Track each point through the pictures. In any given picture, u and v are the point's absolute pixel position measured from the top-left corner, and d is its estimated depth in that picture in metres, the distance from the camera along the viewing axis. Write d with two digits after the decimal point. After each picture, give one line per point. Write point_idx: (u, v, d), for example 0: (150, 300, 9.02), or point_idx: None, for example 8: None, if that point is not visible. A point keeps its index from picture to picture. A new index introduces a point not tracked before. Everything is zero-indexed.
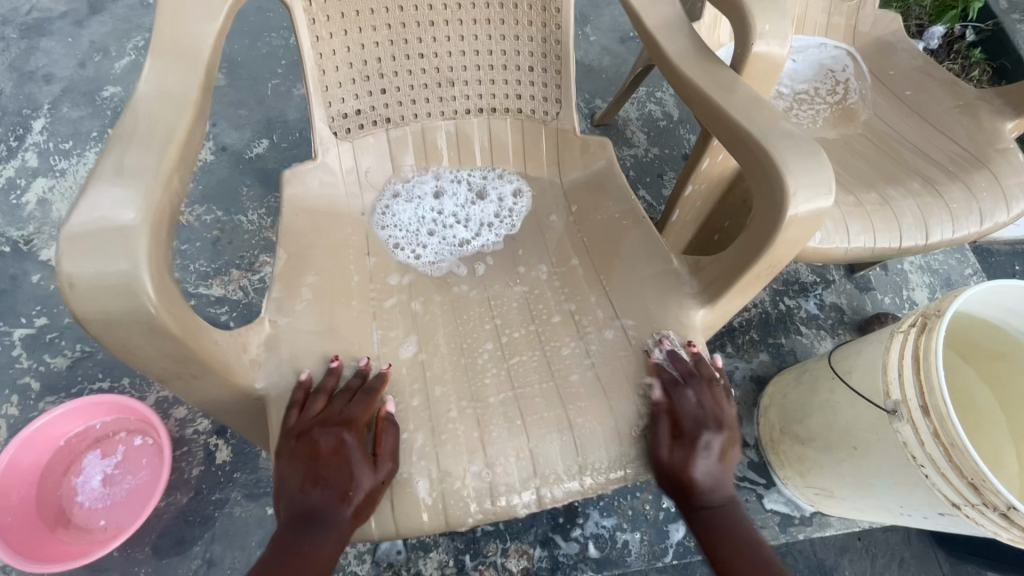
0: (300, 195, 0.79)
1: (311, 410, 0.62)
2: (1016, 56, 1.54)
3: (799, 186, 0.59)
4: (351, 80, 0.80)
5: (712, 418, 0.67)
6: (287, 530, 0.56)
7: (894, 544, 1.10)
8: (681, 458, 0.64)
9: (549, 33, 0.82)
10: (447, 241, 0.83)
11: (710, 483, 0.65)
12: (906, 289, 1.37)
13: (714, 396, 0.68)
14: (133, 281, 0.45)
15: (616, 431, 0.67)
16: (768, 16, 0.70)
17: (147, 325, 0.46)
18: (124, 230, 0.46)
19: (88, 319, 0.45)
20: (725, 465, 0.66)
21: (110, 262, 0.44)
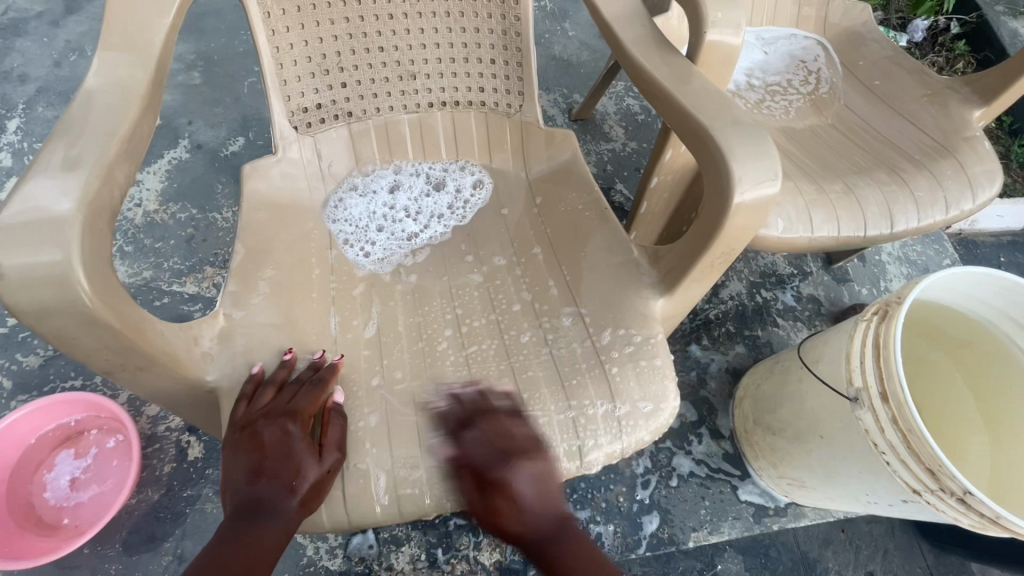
0: (261, 190, 0.79)
1: (258, 402, 0.62)
2: (1000, 48, 1.53)
3: (745, 172, 0.59)
4: (310, 74, 0.79)
5: (495, 451, 0.62)
6: (232, 521, 0.57)
7: (877, 535, 1.11)
8: (491, 505, 0.60)
9: (509, 25, 0.81)
10: (396, 236, 0.83)
11: (534, 517, 0.60)
12: (884, 280, 1.38)
13: (499, 425, 0.63)
14: (65, 271, 0.45)
15: (570, 421, 0.67)
16: (721, 6, 0.70)
17: (82, 315, 0.47)
18: (57, 221, 0.46)
19: (21, 309, 0.45)
20: (545, 492, 0.61)
21: (43, 253, 0.45)
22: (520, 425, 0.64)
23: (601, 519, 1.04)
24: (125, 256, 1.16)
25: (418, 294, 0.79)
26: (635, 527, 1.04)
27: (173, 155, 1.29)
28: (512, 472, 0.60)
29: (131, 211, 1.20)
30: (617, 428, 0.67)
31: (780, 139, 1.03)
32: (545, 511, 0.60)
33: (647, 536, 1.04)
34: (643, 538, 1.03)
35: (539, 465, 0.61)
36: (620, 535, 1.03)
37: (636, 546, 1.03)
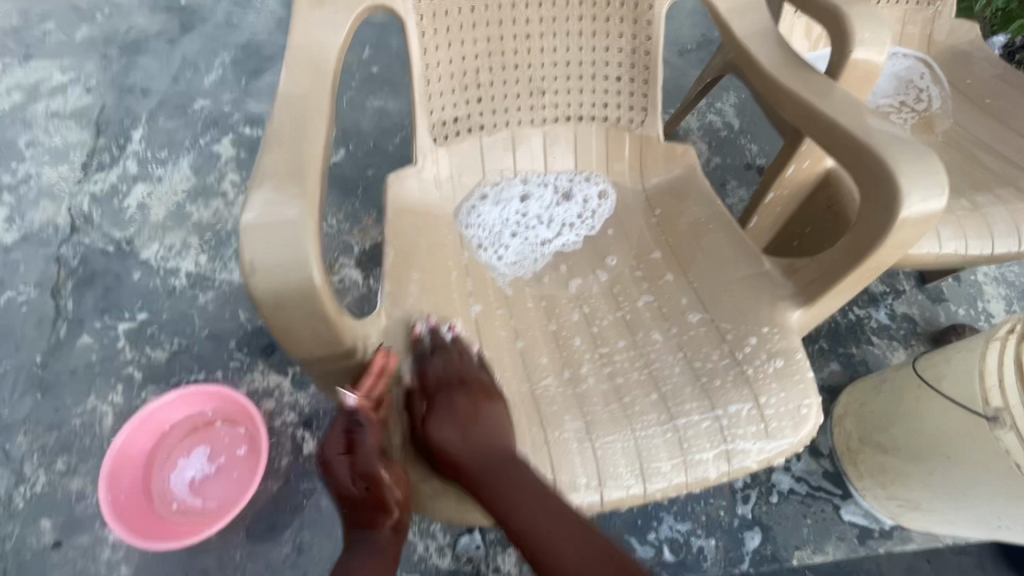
0: (402, 198, 0.83)
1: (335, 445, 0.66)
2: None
3: (913, 187, 0.60)
4: (452, 90, 0.83)
5: (453, 378, 0.70)
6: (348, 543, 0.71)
7: (967, 568, 1.06)
8: (436, 438, 0.67)
9: (639, 45, 0.85)
10: (529, 241, 0.86)
11: (468, 448, 0.66)
12: (981, 300, 1.34)
13: (459, 359, 0.71)
14: (305, 266, 0.49)
15: (720, 428, 0.68)
16: (868, 25, 0.72)
17: (312, 306, 0.50)
18: (296, 220, 0.50)
19: (265, 299, 0.49)
20: (483, 429, 0.67)
21: (287, 248, 0.49)
22: (483, 370, 0.72)
23: (703, 532, 1.04)
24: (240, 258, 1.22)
25: (550, 300, 0.82)
26: (737, 542, 1.03)
27: None
28: (466, 400, 0.69)
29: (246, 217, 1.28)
30: (765, 433, 0.67)
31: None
32: (484, 447, 0.66)
33: (750, 552, 1.03)
34: (745, 554, 1.03)
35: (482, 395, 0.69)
36: (722, 549, 1.03)
37: (739, 561, 1.02)
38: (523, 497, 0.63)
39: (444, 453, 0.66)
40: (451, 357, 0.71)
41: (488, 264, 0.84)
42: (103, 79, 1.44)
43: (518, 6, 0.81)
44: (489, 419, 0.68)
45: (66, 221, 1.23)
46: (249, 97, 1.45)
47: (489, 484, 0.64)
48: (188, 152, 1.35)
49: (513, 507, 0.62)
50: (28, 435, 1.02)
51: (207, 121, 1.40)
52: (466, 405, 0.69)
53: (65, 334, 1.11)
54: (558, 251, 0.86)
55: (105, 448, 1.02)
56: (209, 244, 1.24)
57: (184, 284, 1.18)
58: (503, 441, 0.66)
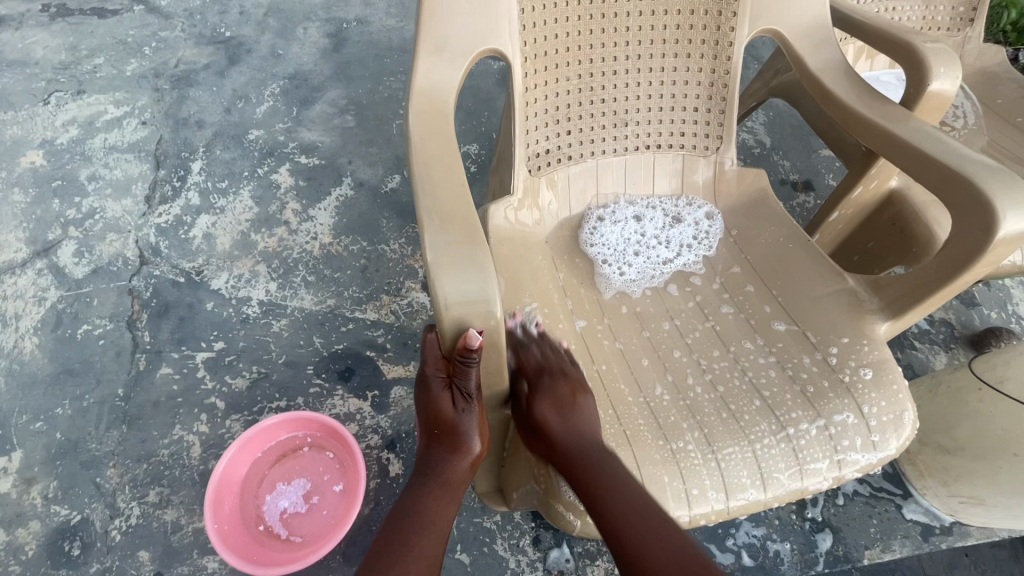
0: (501, 226, 0.88)
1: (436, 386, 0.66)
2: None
3: (1008, 211, 0.66)
4: (546, 123, 0.89)
5: (554, 365, 0.76)
6: (416, 481, 0.75)
7: (1001, 559, 1.18)
8: (539, 413, 0.74)
9: (717, 78, 0.90)
10: (651, 260, 0.92)
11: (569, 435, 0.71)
12: (1011, 304, 1.42)
13: (561, 357, 0.78)
14: (490, 302, 0.57)
15: (830, 438, 0.72)
16: (942, 60, 0.78)
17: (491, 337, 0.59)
18: (476, 261, 0.58)
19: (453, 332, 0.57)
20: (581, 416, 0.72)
21: (474, 289, 0.57)
22: (574, 366, 0.77)
23: (777, 536, 1.08)
24: (309, 285, 1.25)
25: (646, 321, 0.86)
26: (811, 545, 1.08)
27: (339, 191, 1.39)
28: (560, 389, 0.74)
29: (310, 244, 1.31)
30: (870, 440, 0.72)
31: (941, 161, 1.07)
32: (580, 432, 0.71)
33: (824, 554, 1.08)
34: (819, 555, 1.08)
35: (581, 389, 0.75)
36: (798, 552, 1.07)
37: (814, 563, 1.07)
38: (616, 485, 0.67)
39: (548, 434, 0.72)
40: (549, 351, 0.78)
41: (611, 281, 0.89)
42: (158, 112, 1.47)
43: (608, 45, 0.87)
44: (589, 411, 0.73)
45: (135, 254, 1.25)
46: (302, 127, 1.49)
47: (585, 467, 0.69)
48: (247, 183, 1.38)
49: (608, 490, 0.67)
50: (118, 467, 1.03)
51: (264, 151, 1.44)
52: (566, 393, 0.74)
53: (143, 365, 1.13)
54: (679, 270, 0.91)
55: (195, 478, 1.03)
56: (277, 272, 1.26)
57: (257, 312, 1.21)
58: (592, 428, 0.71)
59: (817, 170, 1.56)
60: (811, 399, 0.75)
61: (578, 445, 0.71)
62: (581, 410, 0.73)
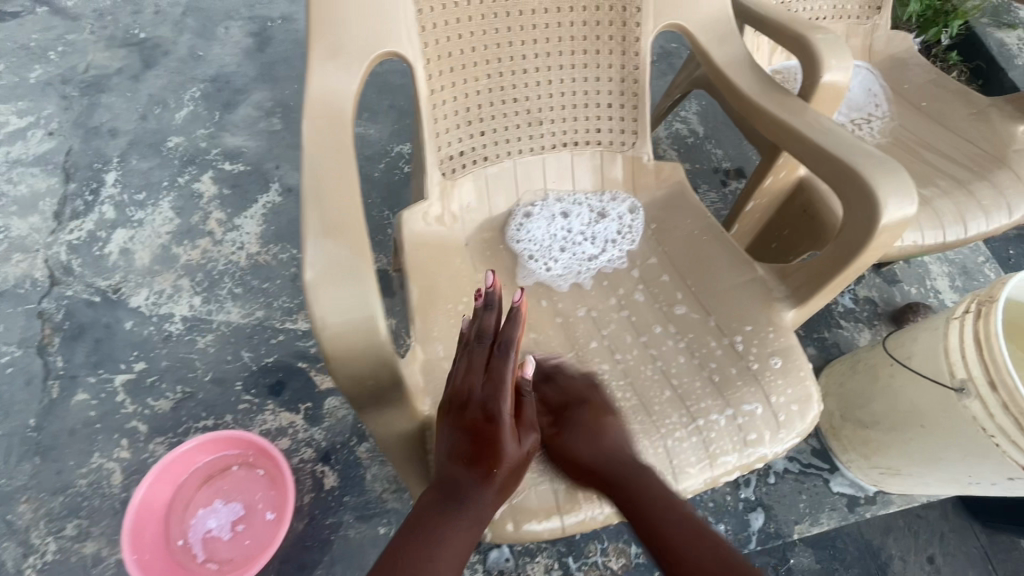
0: (416, 232, 0.86)
1: (475, 374, 0.67)
2: (990, 56, 1.72)
3: (888, 199, 0.68)
4: (457, 125, 0.87)
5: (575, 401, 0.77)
6: (436, 504, 0.64)
7: (934, 519, 1.20)
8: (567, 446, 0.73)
9: (628, 73, 0.91)
10: (577, 256, 0.91)
11: (603, 454, 0.71)
12: (929, 279, 1.49)
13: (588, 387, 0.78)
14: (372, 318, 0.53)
15: (740, 426, 0.74)
16: (834, 52, 0.81)
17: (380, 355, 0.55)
18: (357, 272, 0.54)
19: (333, 351, 0.53)
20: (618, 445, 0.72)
21: (354, 301, 0.53)
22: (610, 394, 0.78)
23: (712, 518, 1.12)
24: (236, 298, 1.21)
25: (565, 320, 0.86)
26: (744, 524, 1.13)
27: (266, 198, 1.35)
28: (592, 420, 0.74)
29: (236, 254, 1.26)
30: (777, 427, 0.74)
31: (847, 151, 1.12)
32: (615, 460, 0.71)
33: (756, 532, 1.12)
34: (752, 534, 1.12)
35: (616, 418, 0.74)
36: (731, 532, 1.12)
37: (747, 542, 1.11)
38: (658, 501, 0.67)
39: (578, 460, 0.72)
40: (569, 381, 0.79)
41: (539, 276, 0.89)
42: (65, 121, 1.39)
43: (515, 44, 0.86)
44: (617, 432, 0.73)
45: (45, 275, 1.19)
46: (224, 131, 1.43)
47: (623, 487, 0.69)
48: (167, 193, 1.32)
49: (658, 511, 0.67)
50: (31, 502, 0.98)
51: (184, 159, 1.37)
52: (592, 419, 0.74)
53: (57, 392, 1.07)
54: (604, 267, 0.91)
55: (116, 507, 0.99)
56: (201, 285, 1.22)
57: (180, 329, 1.16)
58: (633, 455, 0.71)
59: (748, 157, 1.60)
60: (723, 390, 0.76)
61: (616, 466, 0.70)
62: (610, 432, 0.73)
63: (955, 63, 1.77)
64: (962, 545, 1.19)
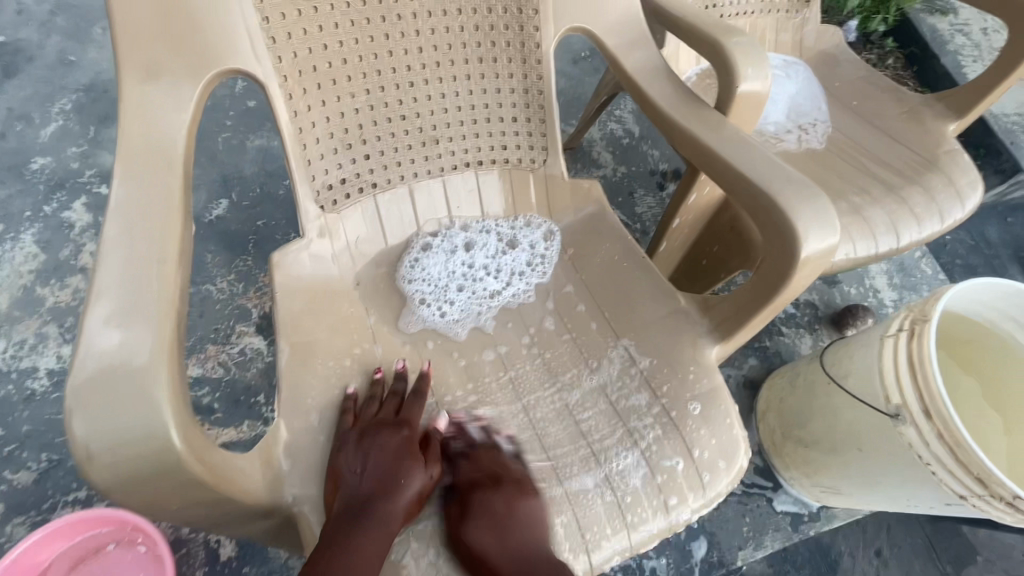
0: (291, 277, 0.74)
1: (386, 409, 0.68)
2: (923, 42, 1.70)
3: (809, 230, 0.61)
4: (334, 149, 0.75)
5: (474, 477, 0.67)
6: (341, 523, 0.58)
7: (880, 514, 1.19)
8: (473, 542, 0.61)
9: (531, 83, 0.81)
10: (477, 294, 0.81)
11: (509, 547, 0.62)
12: (868, 278, 1.46)
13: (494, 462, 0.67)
14: (160, 434, 0.43)
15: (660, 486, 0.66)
16: (751, 59, 0.72)
17: (177, 477, 0.45)
18: (143, 372, 0.44)
19: (106, 485, 0.42)
20: (537, 539, 0.62)
21: (136, 415, 0.43)
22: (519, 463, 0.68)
23: (653, 553, 1.06)
24: None
25: (470, 370, 0.75)
26: (685, 556, 1.07)
27: None
28: (502, 501, 0.64)
29: None
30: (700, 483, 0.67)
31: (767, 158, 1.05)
32: (529, 555, 0.61)
33: (698, 562, 1.07)
34: (694, 565, 1.07)
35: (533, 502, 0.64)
36: (673, 566, 1.06)
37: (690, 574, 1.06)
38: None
39: (484, 559, 0.61)
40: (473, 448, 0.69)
41: (432, 327, 0.78)
42: None
43: (396, 53, 0.74)
44: (532, 527, 0.63)
45: None
46: (100, 149, 1.25)
47: None
48: (30, 225, 1.15)
49: None
50: None
51: (51, 184, 1.20)
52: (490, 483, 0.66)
53: None
54: (507, 304, 0.81)
55: None
56: (71, 331, 1.06)
57: (46, 386, 1.01)
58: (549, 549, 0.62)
59: None
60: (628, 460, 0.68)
61: (517, 563, 0.61)
62: (518, 526, 0.63)
63: (890, 50, 1.75)
64: (906, 539, 1.18)
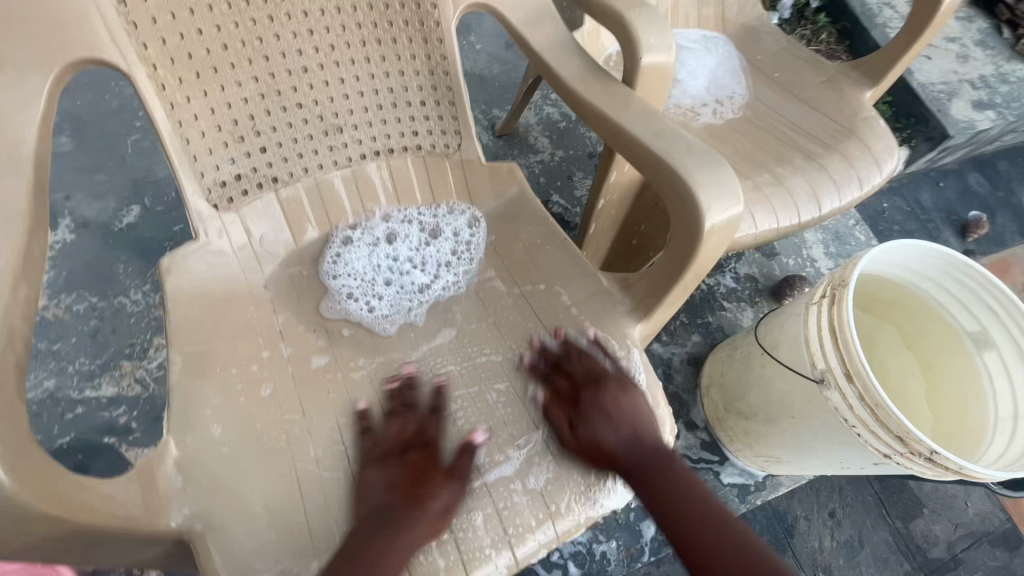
0: (186, 283, 0.69)
1: (410, 427, 0.66)
2: (853, 17, 1.73)
3: (711, 201, 0.60)
4: (223, 143, 0.70)
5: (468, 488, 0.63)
6: (366, 528, 0.58)
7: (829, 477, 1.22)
8: (588, 435, 0.64)
9: (435, 65, 0.77)
10: (405, 289, 0.78)
11: (625, 441, 0.64)
12: (805, 249, 1.49)
13: (585, 364, 0.69)
14: None
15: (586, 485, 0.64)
16: (652, 30, 0.71)
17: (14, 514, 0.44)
18: None
19: None
20: (639, 423, 0.65)
21: None
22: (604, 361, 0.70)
23: (603, 536, 1.04)
24: None
25: (388, 368, 0.72)
26: (635, 536, 1.05)
27: (53, 238, 1.11)
28: (613, 396, 0.66)
29: None
30: None
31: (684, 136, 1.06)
32: (637, 440, 0.64)
33: (648, 542, 1.04)
34: (644, 545, 1.04)
35: (633, 390, 0.67)
36: (623, 548, 1.04)
37: (640, 555, 1.04)
38: (681, 487, 0.61)
39: (601, 446, 0.64)
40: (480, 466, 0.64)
41: (356, 318, 0.74)
42: None
43: (284, 37, 0.70)
44: (634, 409, 0.66)
45: None
46: None
47: (642, 475, 0.62)
48: None
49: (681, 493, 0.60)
50: None
51: None
52: (602, 398, 0.66)
53: None
54: (437, 300, 0.77)
55: None
56: None
57: None
58: (654, 434, 0.65)
59: None
60: (611, 392, 0.66)
61: (634, 452, 0.64)
62: (621, 410, 0.66)
63: (823, 25, 1.78)
64: (858, 497, 1.22)
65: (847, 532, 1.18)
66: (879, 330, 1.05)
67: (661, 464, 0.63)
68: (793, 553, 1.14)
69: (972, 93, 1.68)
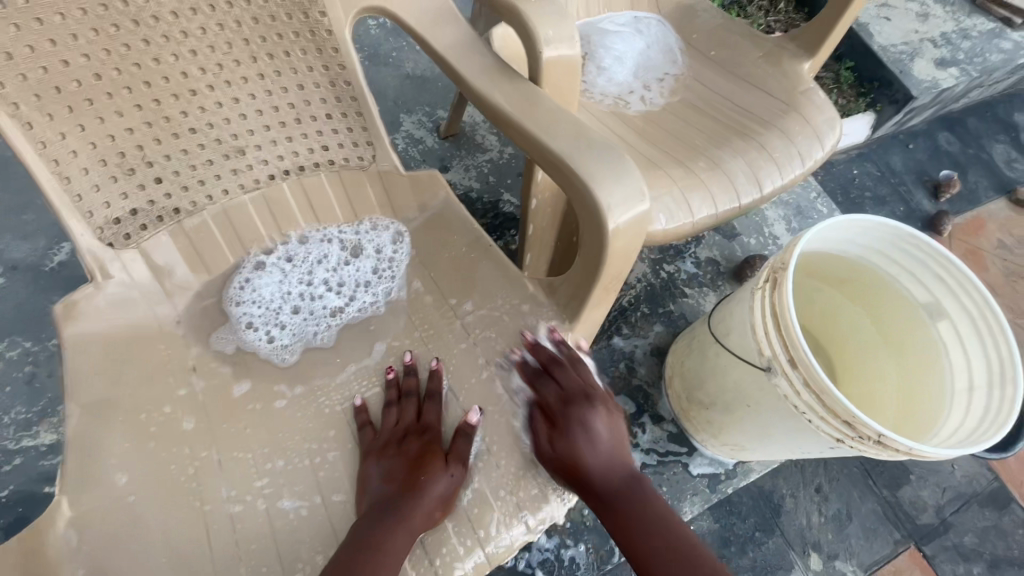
0: (85, 327, 0.66)
1: (407, 416, 0.67)
2: None
3: (613, 200, 0.58)
4: (112, 178, 0.66)
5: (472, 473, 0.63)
6: (368, 520, 0.58)
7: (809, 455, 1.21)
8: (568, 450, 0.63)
9: (334, 75, 0.75)
10: (315, 314, 0.75)
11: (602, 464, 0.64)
12: (767, 227, 1.46)
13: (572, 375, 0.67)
14: None
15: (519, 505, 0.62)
16: (549, 21, 0.68)
17: None
18: None
19: None
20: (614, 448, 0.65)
21: None
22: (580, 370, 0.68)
23: (571, 541, 1.02)
24: None
25: (308, 396, 0.69)
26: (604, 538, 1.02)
27: None
28: (595, 416, 0.65)
29: None
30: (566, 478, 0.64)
31: (620, 127, 1.02)
32: (615, 465, 0.64)
33: None
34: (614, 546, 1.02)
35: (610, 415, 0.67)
36: (592, 551, 1.02)
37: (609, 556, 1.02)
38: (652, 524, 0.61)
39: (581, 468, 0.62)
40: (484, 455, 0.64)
41: (252, 350, 0.71)
42: None
43: (164, 61, 0.66)
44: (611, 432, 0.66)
45: None
46: None
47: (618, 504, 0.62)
48: None
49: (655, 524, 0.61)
50: None
51: None
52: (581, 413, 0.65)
53: None
54: (352, 320, 0.74)
55: None
56: None
57: None
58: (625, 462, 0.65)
59: None
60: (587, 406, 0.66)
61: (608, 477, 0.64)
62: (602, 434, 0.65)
63: None
64: (843, 470, 1.20)
65: (834, 506, 1.16)
66: (844, 306, 1.02)
67: (632, 491, 0.64)
68: (782, 532, 1.13)
69: (933, 51, 1.65)
